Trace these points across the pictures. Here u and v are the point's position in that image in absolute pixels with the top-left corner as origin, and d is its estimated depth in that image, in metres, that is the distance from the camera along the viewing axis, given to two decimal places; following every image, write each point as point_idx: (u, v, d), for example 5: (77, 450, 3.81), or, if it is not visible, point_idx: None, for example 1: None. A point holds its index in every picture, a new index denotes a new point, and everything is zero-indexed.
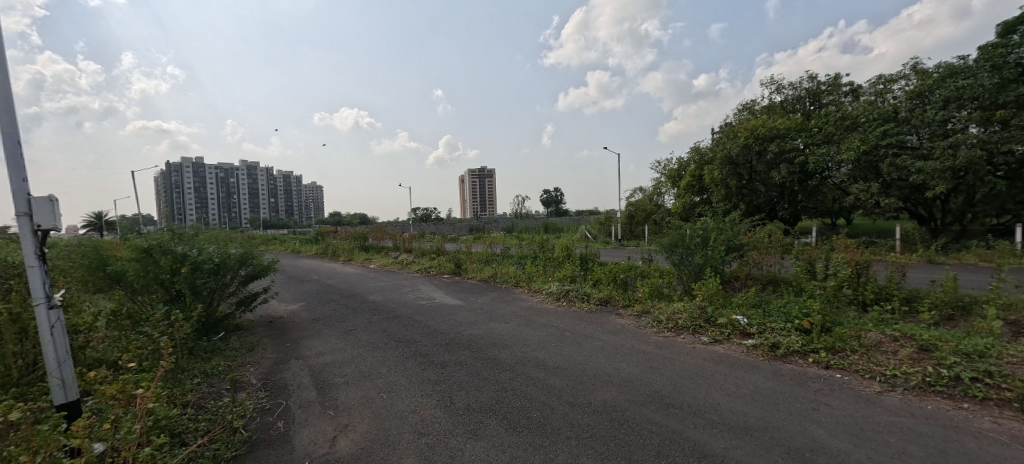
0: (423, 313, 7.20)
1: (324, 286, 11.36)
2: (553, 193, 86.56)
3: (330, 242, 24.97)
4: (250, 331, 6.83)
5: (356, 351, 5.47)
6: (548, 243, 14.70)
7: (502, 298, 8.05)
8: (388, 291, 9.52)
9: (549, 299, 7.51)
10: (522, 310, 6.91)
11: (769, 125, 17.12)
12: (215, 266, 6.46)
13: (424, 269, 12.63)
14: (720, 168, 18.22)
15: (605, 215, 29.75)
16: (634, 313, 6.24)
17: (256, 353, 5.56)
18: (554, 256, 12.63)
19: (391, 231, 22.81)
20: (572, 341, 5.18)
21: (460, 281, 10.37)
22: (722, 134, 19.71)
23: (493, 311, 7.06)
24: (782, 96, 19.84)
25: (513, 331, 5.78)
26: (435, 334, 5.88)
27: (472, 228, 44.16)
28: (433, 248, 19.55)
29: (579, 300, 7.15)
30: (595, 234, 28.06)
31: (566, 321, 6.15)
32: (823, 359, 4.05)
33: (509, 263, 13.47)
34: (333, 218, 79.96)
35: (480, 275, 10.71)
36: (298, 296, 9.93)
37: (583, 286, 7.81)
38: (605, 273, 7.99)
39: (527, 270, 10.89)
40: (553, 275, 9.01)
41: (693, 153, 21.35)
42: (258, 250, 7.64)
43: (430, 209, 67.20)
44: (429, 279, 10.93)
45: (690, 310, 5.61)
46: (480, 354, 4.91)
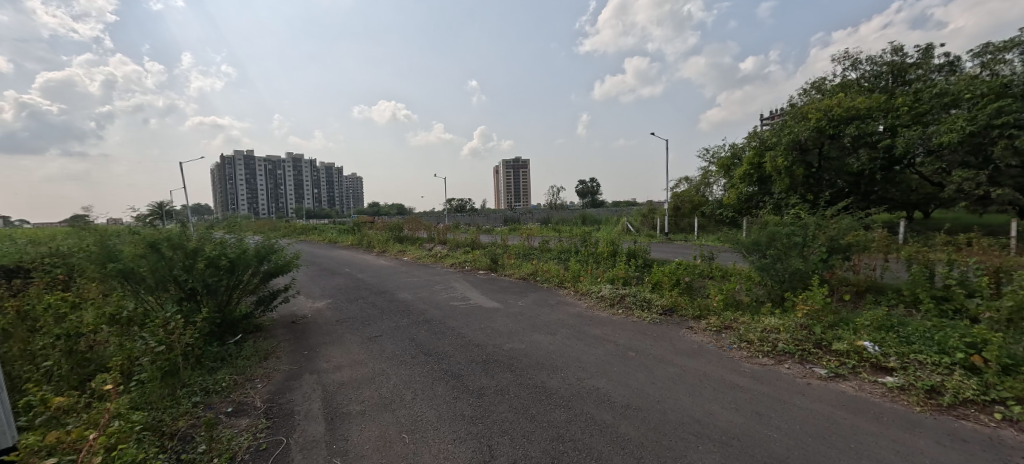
0: (457, 317, 6.35)
1: (355, 280, 10.78)
2: (589, 184, 84.38)
3: (366, 232, 24.84)
4: (269, 334, 6.20)
5: (378, 365, 4.65)
6: (592, 237, 13.59)
7: (544, 301, 7.08)
8: (419, 289, 8.76)
9: (601, 304, 6.46)
10: (571, 319, 5.89)
11: (846, 104, 15.15)
12: (230, 262, 5.76)
13: (459, 264, 11.85)
14: (785, 154, 16.27)
15: (647, 206, 28.08)
16: (712, 327, 5.08)
17: (267, 364, 4.86)
18: (598, 252, 11.55)
19: (426, 222, 22.32)
20: (639, 365, 4.14)
21: (497, 279, 9.47)
22: (786, 116, 17.73)
23: (537, 317, 6.09)
24: (858, 73, 17.66)
25: (563, 347, 4.81)
26: (471, 347, 4.97)
27: (507, 220, 43.36)
28: (468, 240, 18.86)
29: (637, 307, 6.07)
30: (637, 226, 26.50)
31: (626, 335, 5.08)
32: (1019, 418, 2.86)
33: (548, 259, 12.51)
34: (372, 209, 81.68)
35: (519, 272, 9.79)
36: (327, 292, 9.36)
37: (640, 289, 6.70)
38: (666, 274, 6.84)
39: (570, 268, 9.87)
40: (602, 275, 7.93)
41: (751, 138, 19.42)
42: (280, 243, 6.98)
43: (464, 200, 67.01)
44: (463, 275, 10.12)
45: (791, 329, 4.42)
46: (525, 380, 3.96)
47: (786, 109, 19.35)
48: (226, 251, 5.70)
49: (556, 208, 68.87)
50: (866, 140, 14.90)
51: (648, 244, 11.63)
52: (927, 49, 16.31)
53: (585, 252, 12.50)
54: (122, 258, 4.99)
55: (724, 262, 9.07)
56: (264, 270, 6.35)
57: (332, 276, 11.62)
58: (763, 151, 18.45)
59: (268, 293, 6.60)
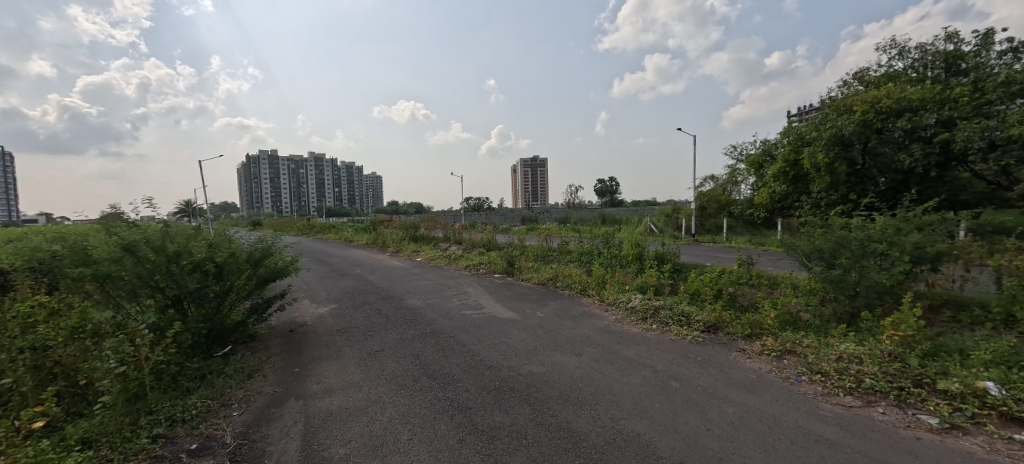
0: (469, 329, 5.67)
1: (364, 282, 10.22)
2: (608, 183, 82.88)
3: (382, 231, 24.51)
4: (262, 345, 5.63)
5: (374, 391, 3.99)
6: (617, 239, 12.73)
7: (565, 311, 6.33)
8: (429, 295, 8.11)
9: (631, 317, 5.67)
10: (598, 335, 5.13)
11: (896, 95, 14.02)
12: (217, 266, 5.19)
13: (474, 266, 11.19)
14: (825, 149, 15.28)
15: (671, 206, 26.94)
16: (770, 351, 4.25)
17: (249, 385, 4.25)
18: (623, 256, 10.77)
19: (442, 221, 21.81)
20: (688, 402, 3.36)
21: (514, 284, 8.75)
22: (826, 109, 16.51)
23: (558, 332, 5.36)
24: (907, 61, 16.34)
25: (591, 372, 4.06)
26: (482, 369, 4.27)
27: (524, 219, 42.59)
28: (484, 240, 18.25)
29: (674, 323, 5.26)
30: (660, 227, 25.43)
31: (665, 358, 4.30)
32: None
33: (569, 262, 11.79)
34: (390, 207, 82.10)
35: (538, 276, 9.06)
36: (334, 295, 8.82)
37: (676, 301, 5.87)
38: (707, 284, 6.01)
39: (594, 273, 9.08)
40: (631, 282, 7.13)
41: (786, 133, 18.22)
42: (278, 243, 6.38)
43: (482, 199, 66.63)
44: (477, 280, 9.44)
45: (878, 361, 3.56)
46: (546, 418, 3.23)
47: (825, 102, 18.10)
48: (212, 255, 5.13)
49: (575, 208, 67.75)
50: (919, 134, 13.66)
51: (678, 247, 10.75)
52: (987, 35, 14.90)
53: (609, 255, 11.68)
54: (93, 261, 4.40)
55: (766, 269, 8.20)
56: (257, 275, 5.78)
57: (342, 278, 11.11)
58: (800, 147, 17.28)
59: (262, 300, 6.02)
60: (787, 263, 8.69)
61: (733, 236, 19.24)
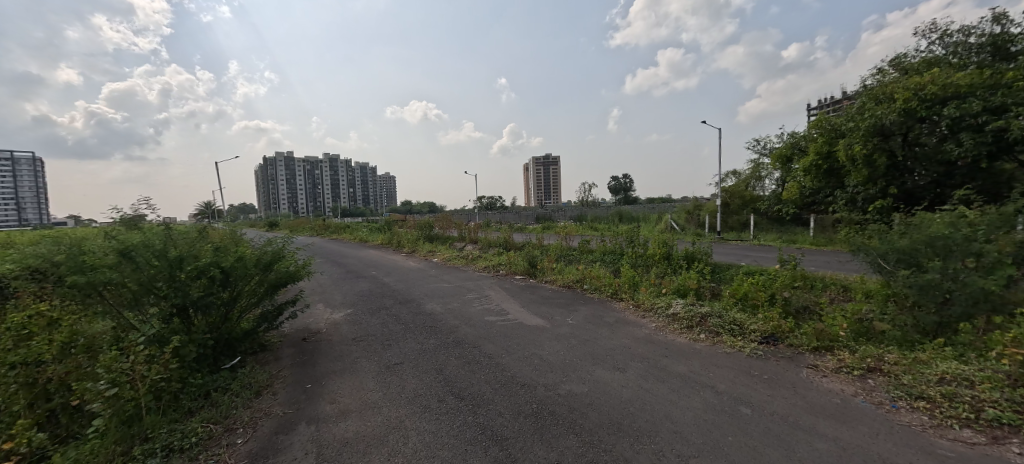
0: (495, 338, 5.19)
1: (380, 285, 9.84)
2: (623, 180, 81.73)
3: (397, 231, 24.26)
4: (273, 356, 5.23)
5: (395, 414, 3.52)
6: (642, 238, 12.15)
7: (599, 318, 5.81)
8: (448, 298, 7.66)
9: (674, 325, 5.13)
10: (641, 347, 4.60)
11: (943, 81, 13.15)
12: (225, 273, 4.76)
13: (493, 267, 10.73)
14: (863, 141, 14.51)
15: (692, 203, 26.11)
16: (849, 369, 3.68)
17: (257, 405, 3.81)
18: (650, 255, 10.20)
19: (457, 220, 21.43)
20: (768, 435, 2.82)
21: (537, 287, 8.25)
22: (862, 98, 15.60)
23: (594, 342, 4.84)
24: (951, 45, 15.34)
25: (642, 393, 3.54)
26: (515, 388, 3.77)
27: (538, 218, 42.04)
28: (501, 239, 17.80)
29: (726, 332, 4.70)
30: (681, 225, 24.66)
31: (725, 377, 3.75)
32: None
33: (592, 262, 11.25)
34: (404, 207, 82.34)
35: (562, 278, 8.54)
36: (350, 299, 8.45)
37: (723, 307, 5.29)
38: (757, 288, 5.44)
39: (622, 274, 8.55)
40: (668, 284, 6.57)
41: (817, 125, 17.34)
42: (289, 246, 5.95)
43: (496, 198, 66.30)
44: (498, 282, 8.97)
45: (998, 387, 2.97)
46: (599, 454, 2.72)
47: (859, 90, 17.16)
48: (219, 260, 4.70)
49: (589, 206, 66.88)
50: (968, 122, 12.76)
51: (709, 246, 10.14)
52: None
53: (635, 254, 11.12)
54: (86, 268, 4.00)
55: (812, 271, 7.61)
56: (268, 281, 5.35)
57: (357, 280, 10.76)
58: (833, 139, 16.41)
59: (273, 308, 5.61)
60: (856, 265, 8.14)
61: (761, 234, 18.43)
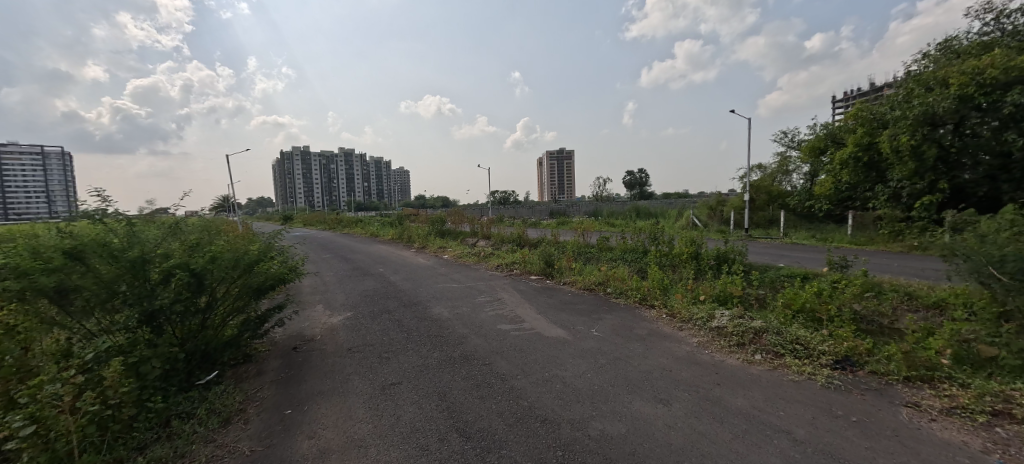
0: (508, 354, 4.47)
1: (384, 283, 9.19)
2: (638, 175, 80.21)
3: (408, 225, 23.76)
4: (256, 369, 4.59)
5: (385, 456, 2.83)
6: (667, 236, 11.34)
7: (629, 330, 5.05)
8: (456, 301, 6.96)
9: (720, 342, 4.35)
10: (684, 370, 3.83)
11: (1006, 65, 12.16)
12: (197, 277, 4.08)
13: (506, 265, 10.01)
14: (911, 131, 13.52)
15: (714, 198, 25.02)
16: (967, 413, 2.89)
17: (223, 441, 3.15)
18: (677, 255, 9.50)
19: (470, 215, 20.85)
20: None
21: (555, 289, 7.51)
22: (910, 84, 14.57)
23: (626, 362, 4.08)
24: (1008, 27, 14.25)
25: (696, 437, 2.79)
26: (534, 425, 3.06)
27: (552, 213, 41.19)
28: (514, 235, 17.17)
29: (788, 354, 3.90)
30: (703, 221, 23.59)
31: (802, 418, 2.96)
32: None
33: (613, 261, 10.57)
34: (417, 202, 82.26)
35: (582, 279, 7.78)
36: (352, 299, 7.82)
37: (777, 320, 4.48)
38: (818, 299, 4.61)
39: (650, 277, 7.76)
40: (706, 290, 5.76)
41: (857, 114, 16.28)
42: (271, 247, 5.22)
43: (508, 193, 65.76)
44: (511, 282, 8.25)
45: None
46: None
47: (904, 77, 16.07)
48: (187, 261, 4.01)
49: (603, 201, 65.62)
50: None
51: (743, 245, 9.31)
52: None
53: (660, 254, 10.35)
54: (19, 271, 3.17)
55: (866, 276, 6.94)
56: (248, 285, 4.69)
57: (362, 278, 10.15)
58: (875, 129, 15.37)
59: (255, 315, 4.95)
60: (941, 270, 7.52)
61: (792, 231, 17.34)
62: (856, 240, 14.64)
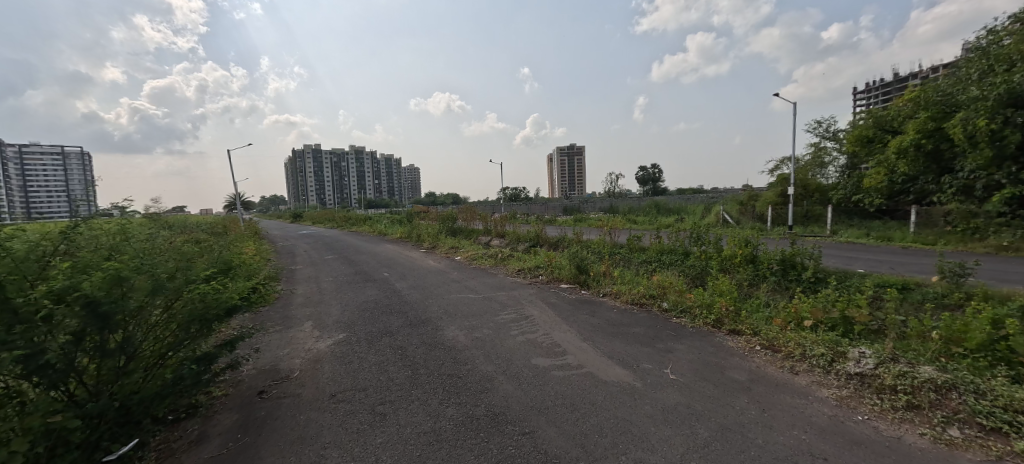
0: (559, 414, 3.08)
1: (388, 292, 7.85)
2: (652, 171, 78.01)
3: (418, 223, 22.54)
4: (199, 431, 3.24)
5: None
6: (714, 237, 9.88)
7: (719, 370, 3.63)
8: (474, 320, 5.60)
9: (878, 402, 2.92)
10: (851, 460, 2.40)
11: None
12: (102, 308, 2.70)
13: (530, 270, 8.61)
14: (990, 114, 11.97)
15: (744, 193, 23.35)
16: None
17: None
18: (735, 259, 8.19)
19: (483, 211, 19.52)
20: None
21: (594, 304, 6.09)
22: (987, 61, 12.99)
23: (744, 436, 2.67)
24: None
25: None
26: None
27: (565, 210, 39.56)
28: (532, 233, 15.87)
29: (1018, 436, 2.46)
30: (734, 217, 21.95)
31: None
32: None
33: (654, 268, 9.19)
34: (427, 199, 81.32)
35: (627, 291, 6.35)
36: (347, 314, 6.49)
37: (960, 369, 3.05)
38: (1012, 335, 3.18)
39: (714, 288, 6.31)
40: (810, 311, 4.33)
41: (921, 98, 14.71)
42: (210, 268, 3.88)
43: (518, 190, 64.46)
44: (537, 294, 6.85)
45: None
46: None
47: (972, 53, 14.40)
48: (81, 286, 2.63)
49: (617, 197, 63.74)
50: None
51: (814, 247, 7.82)
52: None
53: (710, 258, 8.93)
54: None
55: (993, 289, 5.52)
56: (188, 313, 3.35)
57: (363, 285, 8.82)
58: (945, 115, 13.88)
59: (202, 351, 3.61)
60: None
61: (842, 228, 15.66)
62: (924, 238, 12.95)
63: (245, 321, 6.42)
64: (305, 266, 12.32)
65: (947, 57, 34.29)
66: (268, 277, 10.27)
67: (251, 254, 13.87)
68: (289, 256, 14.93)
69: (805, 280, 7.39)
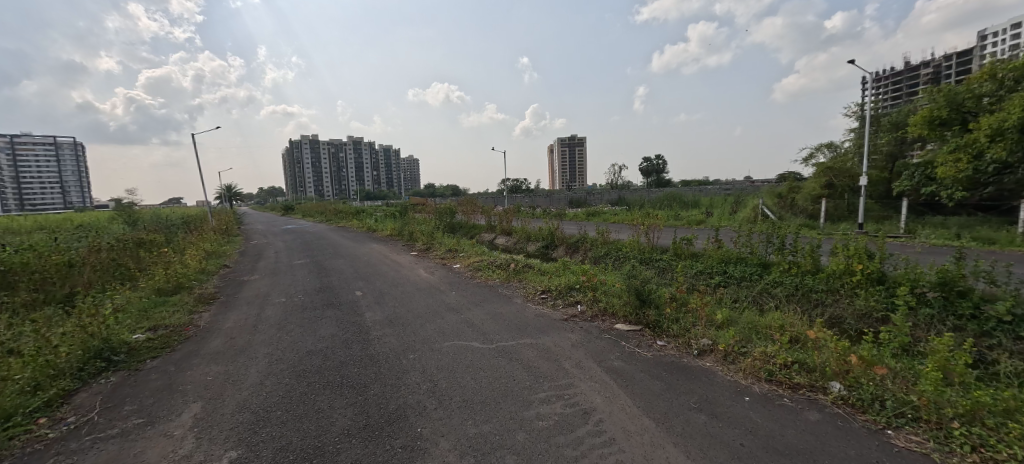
0: None
1: (350, 330, 5.21)
2: (657, 161, 75.12)
3: (412, 218, 19.91)
4: None
5: None
6: (808, 244, 7.27)
7: None
8: (486, 421, 2.96)
9: None
10: None
11: None
12: None
13: (561, 294, 5.96)
14: None
15: (783, 184, 20.84)
16: None
17: None
18: (873, 296, 5.81)
19: (485, 205, 16.86)
20: None
21: (695, 377, 3.44)
22: None
23: None
24: None
25: None
26: None
27: (572, 202, 36.96)
28: (547, 232, 13.26)
29: None
30: (774, 211, 19.63)
31: None
32: None
33: (733, 296, 6.61)
34: (426, 190, 78.55)
35: (747, 349, 3.71)
36: (269, 386, 3.84)
37: None
38: None
39: (896, 348, 3.71)
40: None
41: None
42: None
43: (519, 181, 61.96)
44: (585, 347, 4.21)
45: None
46: None
47: None
48: None
49: (622, 188, 60.99)
50: None
51: (993, 263, 5.23)
52: None
53: (822, 283, 6.42)
54: None
55: None
56: None
57: (320, 313, 6.17)
58: None
59: None
60: None
61: (921, 228, 13.10)
62: None
63: (93, 404, 3.75)
64: (262, 277, 9.65)
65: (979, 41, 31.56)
66: (201, 298, 7.58)
67: (205, 261, 11.20)
68: (254, 261, 12.26)
69: (991, 317, 4.81)
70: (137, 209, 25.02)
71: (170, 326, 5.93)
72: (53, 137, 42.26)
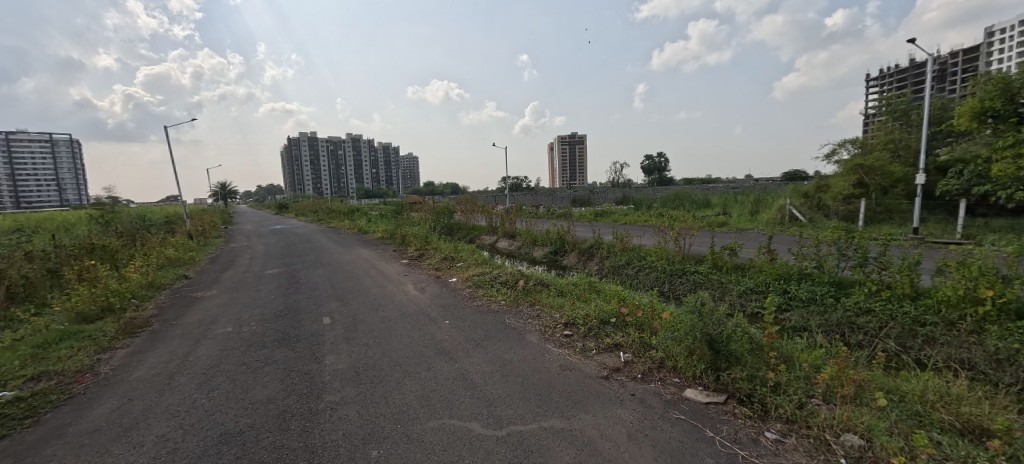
0: None
1: (295, 391, 3.62)
2: (659, 160, 73.57)
3: (407, 219, 18.33)
4: None
5: None
6: (901, 258, 5.70)
7: None
8: None
9: None
10: None
11: None
12: None
13: (592, 332, 4.39)
14: None
15: (809, 183, 19.27)
16: None
17: None
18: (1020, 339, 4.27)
19: (485, 205, 15.26)
20: None
21: None
22: None
23: None
24: None
25: None
26: None
27: (575, 202, 35.32)
28: (555, 237, 11.66)
29: None
30: (801, 212, 18.08)
31: None
32: None
33: (814, 334, 5.04)
34: (425, 188, 76.93)
35: None
36: None
37: None
38: None
39: None
40: None
41: None
42: None
43: (520, 180, 60.49)
44: (652, 441, 2.64)
45: None
46: None
47: None
48: None
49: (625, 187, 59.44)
50: None
51: None
52: None
53: (938, 318, 4.88)
54: None
55: None
56: None
57: (266, 353, 4.58)
58: None
59: None
60: None
61: (983, 233, 11.54)
62: None
63: None
64: (220, 293, 8.04)
65: (991, 36, 30.40)
66: (129, 326, 5.97)
67: (159, 273, 9.55)
68: (221, 270, 10.65)
69: None
70: (117, 208, 23.47)
71: (57, 376, 4.33)
72: (52, 134, 40.34)
